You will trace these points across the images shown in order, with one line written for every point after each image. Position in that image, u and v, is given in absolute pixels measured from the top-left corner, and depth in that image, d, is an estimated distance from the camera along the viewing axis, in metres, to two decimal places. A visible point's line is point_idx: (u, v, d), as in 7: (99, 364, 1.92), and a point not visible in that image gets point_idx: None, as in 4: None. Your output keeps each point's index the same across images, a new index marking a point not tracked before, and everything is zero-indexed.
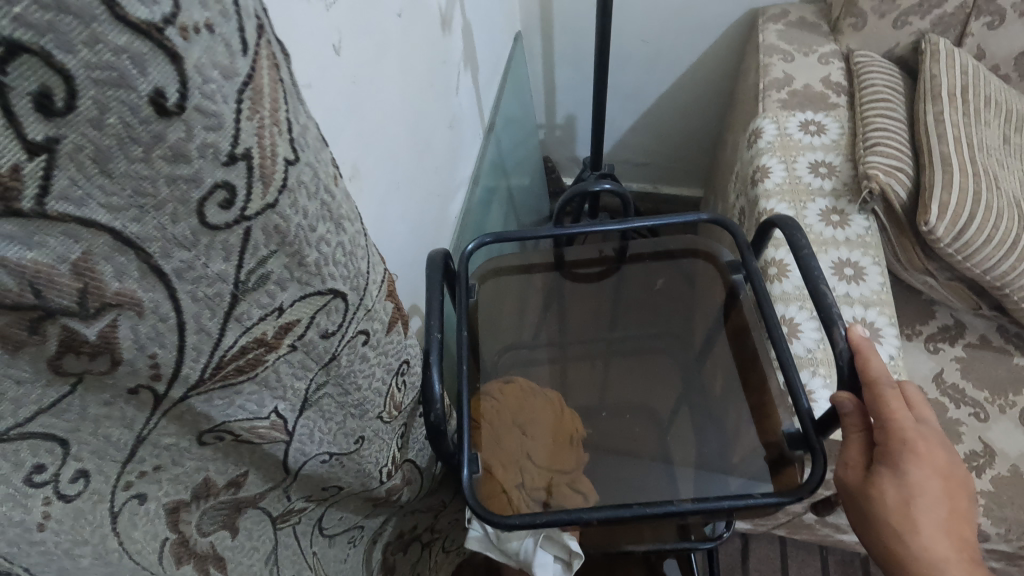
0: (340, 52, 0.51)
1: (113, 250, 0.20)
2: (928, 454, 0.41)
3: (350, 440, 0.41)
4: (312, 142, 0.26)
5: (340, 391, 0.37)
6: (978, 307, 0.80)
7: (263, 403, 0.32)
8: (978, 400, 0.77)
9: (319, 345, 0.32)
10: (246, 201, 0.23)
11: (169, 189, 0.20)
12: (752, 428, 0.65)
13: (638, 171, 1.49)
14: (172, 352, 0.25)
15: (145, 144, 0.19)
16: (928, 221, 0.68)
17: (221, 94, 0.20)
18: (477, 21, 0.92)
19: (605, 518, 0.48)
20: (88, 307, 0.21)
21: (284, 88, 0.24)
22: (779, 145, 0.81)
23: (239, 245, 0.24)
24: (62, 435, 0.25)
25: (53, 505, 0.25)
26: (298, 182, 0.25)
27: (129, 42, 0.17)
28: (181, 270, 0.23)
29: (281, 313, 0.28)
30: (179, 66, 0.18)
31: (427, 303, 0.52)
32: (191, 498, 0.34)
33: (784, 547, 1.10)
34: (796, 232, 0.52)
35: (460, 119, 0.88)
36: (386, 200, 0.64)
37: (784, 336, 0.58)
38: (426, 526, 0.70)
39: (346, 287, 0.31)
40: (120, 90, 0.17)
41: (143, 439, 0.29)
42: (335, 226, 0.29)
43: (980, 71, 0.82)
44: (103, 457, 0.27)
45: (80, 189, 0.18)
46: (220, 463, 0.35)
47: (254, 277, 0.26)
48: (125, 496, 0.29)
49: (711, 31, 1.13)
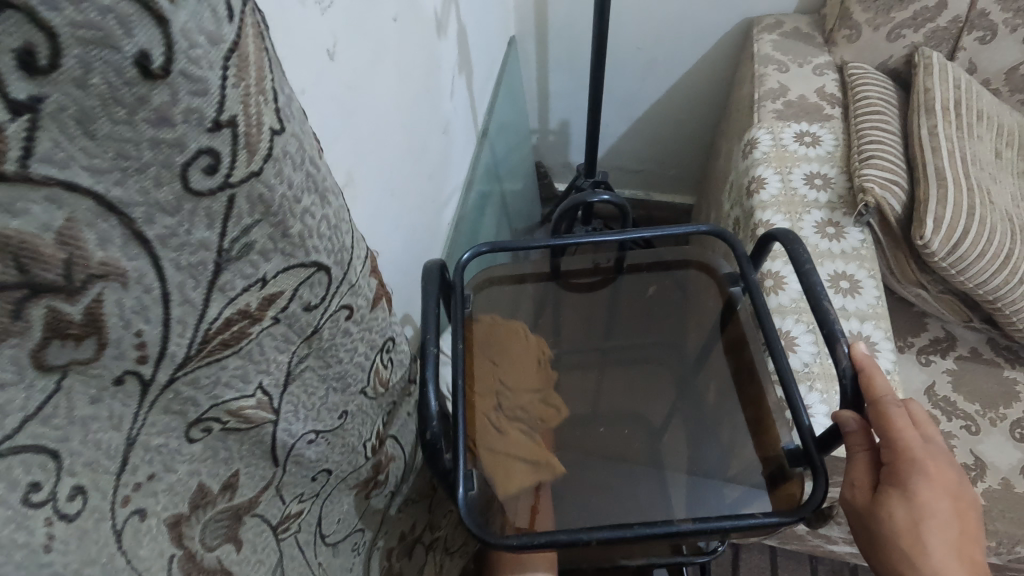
0: (334, 57, 0.49)
1: (98, 215, 0.19)
2: (937, 474, 0.42)
3: (335, 415, 0.38)
4: (298, 113, 0.25)
5: (322, 366, 0.34)
6: (969, 320, 0.81)
7: (248, 379, 0.29)
8: (970, 412, 0.78)
9: (303, 318, 0.30)
10: (232, 166, 0.21)
11: (153, 153, 0.19)
12: (748, 441, 0.64)
13: (630, 178, 1.49)
14: (158, 328, 0.23)
15: (130, 106, 0.17)
16: (923, 235, 0.68)
17: (207, 60, 0.18)
18: (472, 24, 0.90)
19: (606, 538, 0.47)
20: (73, 280, 0.19)
21: (270, 57, 0.22)
22: (774, 156, 0.81)
23: (223, 212, 0.22)
24: (53, 445, 0.21)
25: (54, 526, 0.22)
26: (285, 151, 0.23)
27: (116, 1, 0.15)
28: (165, 236, 0.21)
29: (263, 284, 0.26)
30: (166, 28, 0.17)
31: (423, 315, 0.50)
32: (190, 510, 0.29)
33: (774, 557, 1.10)
34: (797, 246, 0.51)
35: (454, 124, 0.87)
36: (379, 207, 0.63)
37: (784, 349, 0.58)
38: (422, 526, 0.67)
39: (330, 260, 0.29)
40: (103, 49, 0.16)
41: (133, 441, 0.25)
42: (320, 198, 0.27)
43: (972, 85, 0.82)
44: (99, 469, 0.23)
45: (64, 152, 0.17)
46: (211, 463, 0.30)
47: (238, 246, 0.24)
48: (126, 512, 0.25)
49: (706, 39, 1.13)
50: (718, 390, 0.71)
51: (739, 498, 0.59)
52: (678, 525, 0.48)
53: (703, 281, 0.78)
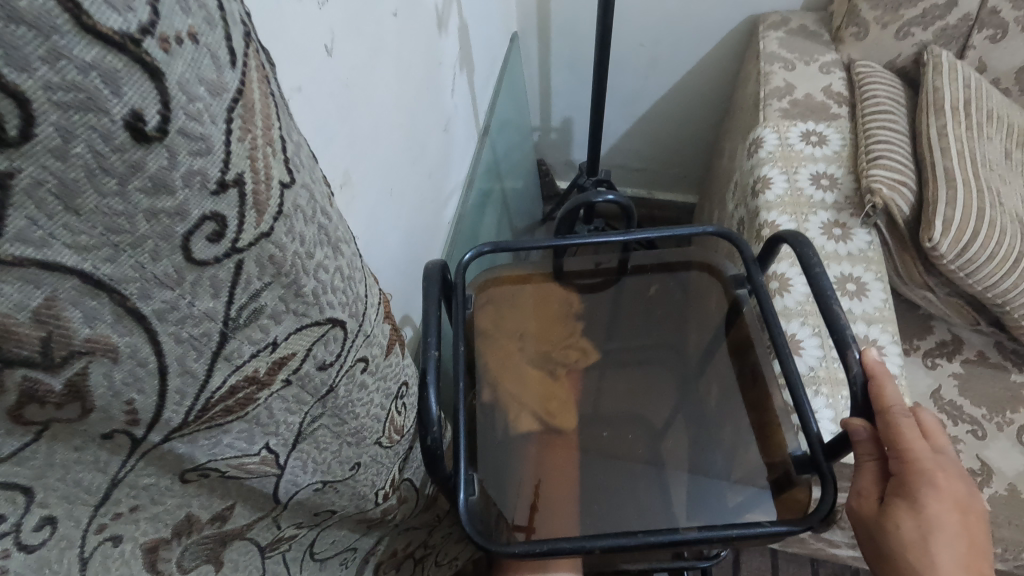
0: (332, 54, 0.48)
1: (82, 293, 0.17)
2: (947, 486, 0.40)
3: (346, 466, 0.38)
4: (307, 160, 0.23)
5: (336, 423, 0.33)
6: (977, 323, 0.80)
7: (253, 440, 0.29)
8: (976, 417, 0.77)
9: (315, 378, 0.28)
10: (239, 231, 0.19)
11: (150, 225, 0.17)
12: (752, 446, 0.63)
13: (632, 176, 1.48)
14: (152, 397, 0.22)
15: (121, 175, 0.16)
16: (932, 237, 0.67)
17: (209, 114, 0.17)
18: (473, 21, 0.89)
19: (608, 546, 0.47)
20: (53, 356, 0.18)
21: (276, 102, 0.20)
22: (780, 155, 0.80)
23: (230, 279, 0.21)
24: (25, 482, 0.22)
25: (12, 559, 0.23)
26: (295, 206, 0.22)
27: (100, 57, 0.14)
28: (162, 311, 0.19)
29: (274, 347, 0.24)
30: (160, 84, 0.15)
31: (424, 318, 0.49)
32: (172, 536, 0.31)
33: (775, 559, 1.10)
34: (806, 248, 0.50)
35: (454, 122, 0.85)
36: (378, 206, 0.61)
37: (790, 354, 0.57)
38: (419, 542, 0.67)
39: (345, 314, 0.27)
40: (90, 114, 0.14)
41: (118, 482, 0.26)
42: (333, 251, 0.25)
43: (982, 85, 0.81)
44: (73, 501, 0.24)
45: (41, 229, 0.15)
46: (204, 499, 0.32)
47: (246, 313, 0.22)
48: (98, 541, 0.27)
49: (710, 36, 1.11)
50: (723, 394, 0.69)
51: (745, 508, 0.58)
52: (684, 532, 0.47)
53: (708, 284, 0.77)
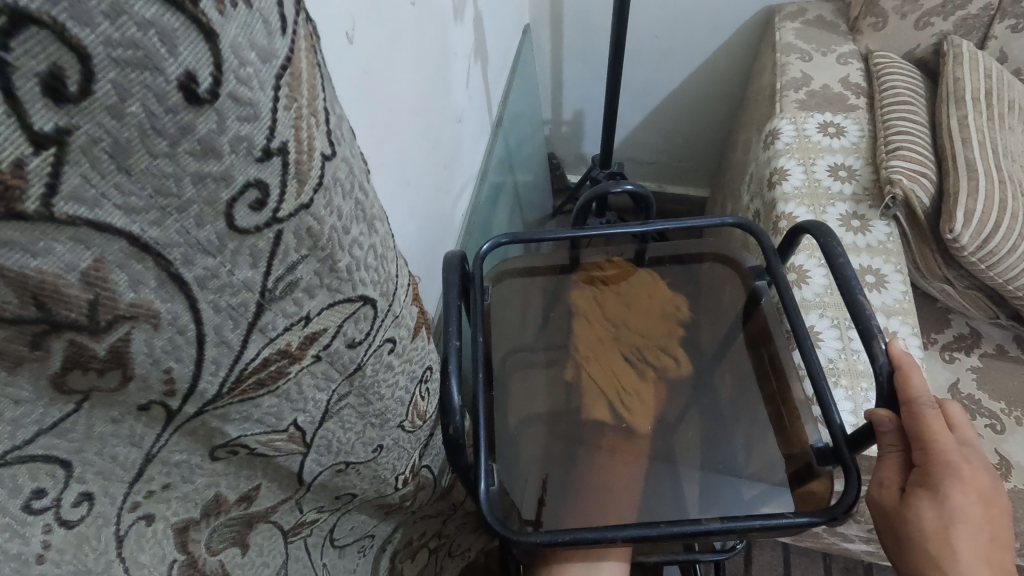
0: (353, 41, 0.48)
1: (128, 256, 0.17)
2: (972, 479, 0.40)
3: (368, 449, 0.38)
4: (347, 134, 0.22)
5: (361, 403, 0.33)
6: (996, 316, 0.79)
7: (282, 415, 0.29)
8: (995, 411, 0.76)
9: (345, 356, 0.28)
10: (280, 201, 0.19)
11: (196, 189, 0.17)
12: (770, 437, 0.63)
13: (644, 169, 1.47)
14: (189, 366, 0.22)
15: (171, 137, 0.15)
16: (953, 229, 0.66)
17: (258, 80, 0.16)
18: (487, 12, 0.89)
19: (632, 537, 0.46)
20: (98, 321, 0.18)
21: (322, 73, 0.19)
22: (798, 147, 0.80)
23: (268, 250, 0.20)
24: (64, 456, 0.22)
25: (53, 533, 0.23)
26: (334, 179, 0.21)
27: (158, 14, 0.13)
28: (203, 278, 0.19)
29: (307, 322, 0.25)
30: (213, 45, 0.14)
31: (444, 308, 0.49)
32: (201, 516, 0.31)
33: (787, 554, 1.09)
34: (830, 237, 0.50)
35: (468, 113, 0.85)
36: (394, 196, 0.61)
37: (811, 345, 0.56)
38: (434, 531, 0.68)
39: (376, 293, 0.27)
40: (145, 72, 0.14)
41: (152, 458, 0.26)
42: (367, 228, 0.25)
43: (1004, 75, 0.80)
44: (109, 478, 0.25)
45: (93, 189, 0.15)
46: (232, 478, 0.32)
47: (282, 285, 0.22)
48: (131, 518, 0.27)
49: (725, 28, 1.10)
50: (736, 388, 0.68)
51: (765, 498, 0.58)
52: (707, 521, 0.47)
53: (723, 274, 0.76)
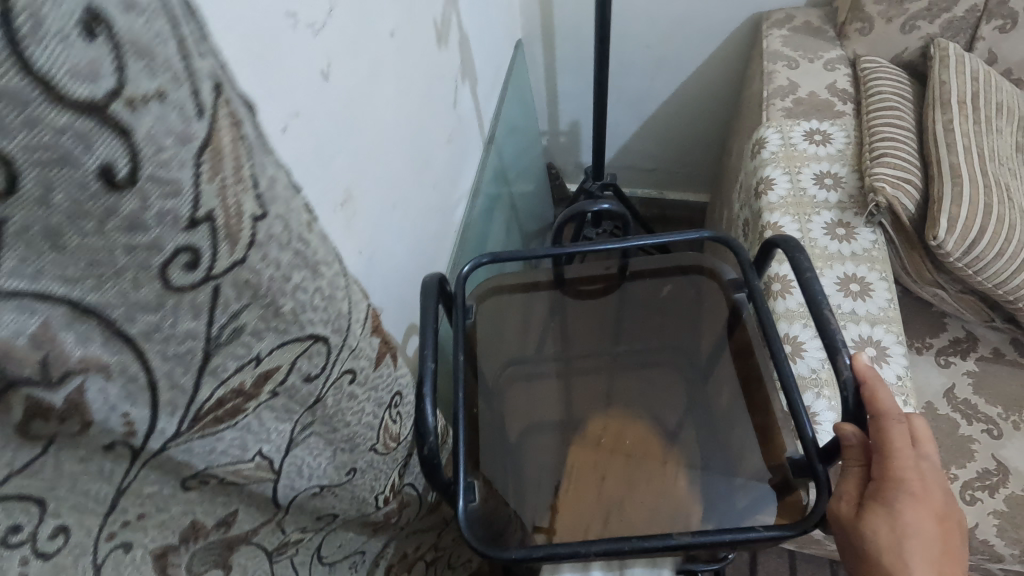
0: (330, 77, 0.50)
1: (72, 320, 0.19)
2: (927, 494, 0.42)
3: (342, 471, 0.40)
4: (283, 191, 0.23)
5: (327, 431, 0.35)
6: (991, 320, 0.78)
7: (246, 447, 0.31)
8: (992, 416, 0.75)
9: (302, 390, 0.31)
10: (212, 261, 0.21)
11: (128, 257, 0.19)
12: (756, 448, 0.63)
13: (642, 177, 1.47)
14: (145, 409, 0.24)
15: (97, 218, 0.17)
16: (937, 235, 0.66)
17: (177, 161, 0.18)
18: (475, 32, 0.91)
19: (604, 551, 0.47)
20: (50, 375, 0.20)
21: (249, 142, 0.21)
22: (783, 155, 0.80)
23: (208, 302, 0.22)
24: (37, 494, 0.24)
25: (30, 564, 0.24)
26: (269, 236, 0.23)
27: (70, 121, 0.15)
28: (147, 331, 0.21)
29: (258, 361, 0.27)
30: (128, 139, 0.16)
31: (421, 331, 0.50)
32: (179, 542, 0.33)
33: (793, 561, 1.09)
34: (798, 253, 0.50)
35: (459, 133, 0.87)
36: (383, 219, 0.63)
37: (787, 358, 0.57)
38: (429, 545, 0.69)
39: (326, 330, 0.29)
40: (64, 168, 0.16)
41: (124, 490, 0.28)
42: (311, 273, 0.26)
43: (991, 77, 0.79)
44: (85, 510, 0.27)
45: (31, 266, 0.17)
46: (208, 505, 0.34)
47: (227, 332, 0.24)
48: (109, 547, 0.29)
49: (715, 36, 1.11)
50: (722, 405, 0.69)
51: (747, 508, 0.58)
52: (682, 535, 0.48)
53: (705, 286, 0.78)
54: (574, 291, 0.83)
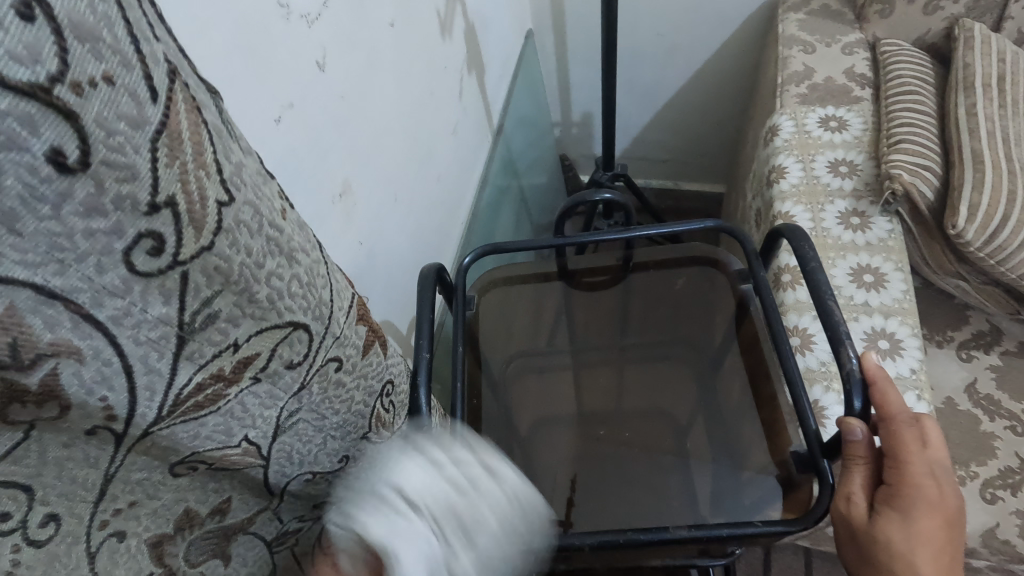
0: (325, 68, 0.50)
1: (39, 304, 0.19)
2: (941, 501, 0.40)
3: (335, 459, 0.40)
4: (250, 177, 0.24)
5: (316, 417, 0.36)
6: (1017, 312, 0.75)
7: (231, 432, 0.30)
8: (1016, 412, 0.72)
9: (286, 376, 0.31)
10: (178, 247, 0.22)
11: (88, 242, 0.19)
12: (762, 441, 0.62)
13: (656, 168, 1.45)
14: (123, 395, 0.23)
15: (53, 203, 0.17)
16: (956, 224, 0.63)
17: (131, 145, 0.18)
18: (482, 22, 0.90)
19: (598, 544, 0.47)
20: (21, 358, 0.19)
21: (210, 128, 0.22)
22: (797, 143, 0.77)
23: (178, 287, 0.23)
24: (24, 480, 0.25)
25: (22, 551, 0.25)
26: (237, 221, 0.23)
27: (12, 103, 0.15)
28: (116, 317, 0.21)
29: (236, 348, 0.27)
30: (76, 123, 0.17)
31: (417, 322, 0.50)
32: (174, 531, 0.34)
33: (809, 557, 1.07)
34: (804, 243, 0.49)
35: (464, 124, 0.86)
36: (383, 211, 0.63)
37: (792, 351, 0.55)
38: None
39: (307, 317, 0.29)
40: (12, 151, 0.16)
41: (113, 478, 0.29)
42: (286, 260, 0.27)
43: (1019, 58, 0.76)
44: (73, 499, 0.27)
45: None
46: (200, 492, 0.34)
47: (201, 317, 0.24)
48: (102, 535, 0.29)
49: (730, 23, 1.08)
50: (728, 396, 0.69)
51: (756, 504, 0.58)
52: (685, 528, 0.46)
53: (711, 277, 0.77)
54: (580, 283, 0.81)
